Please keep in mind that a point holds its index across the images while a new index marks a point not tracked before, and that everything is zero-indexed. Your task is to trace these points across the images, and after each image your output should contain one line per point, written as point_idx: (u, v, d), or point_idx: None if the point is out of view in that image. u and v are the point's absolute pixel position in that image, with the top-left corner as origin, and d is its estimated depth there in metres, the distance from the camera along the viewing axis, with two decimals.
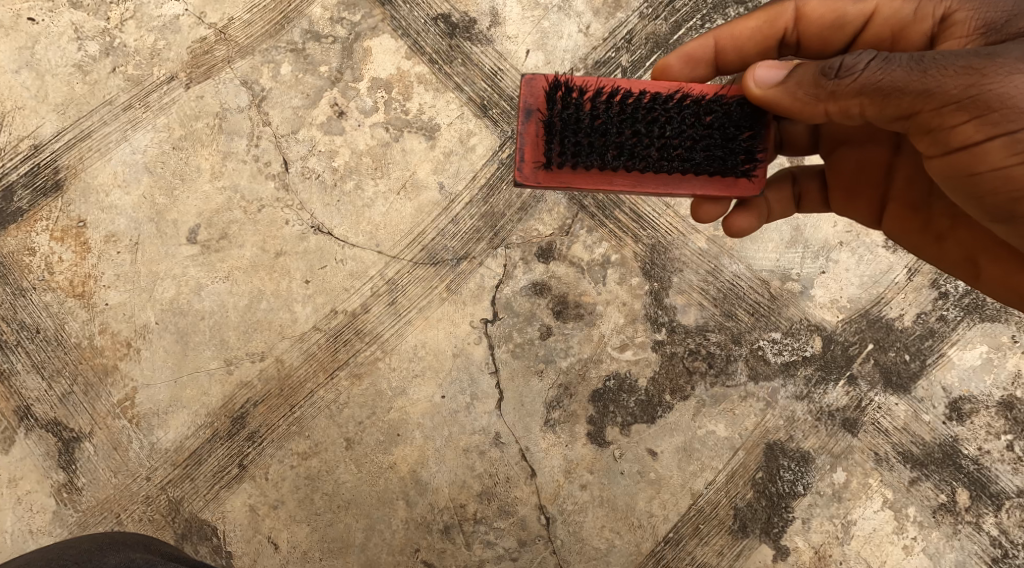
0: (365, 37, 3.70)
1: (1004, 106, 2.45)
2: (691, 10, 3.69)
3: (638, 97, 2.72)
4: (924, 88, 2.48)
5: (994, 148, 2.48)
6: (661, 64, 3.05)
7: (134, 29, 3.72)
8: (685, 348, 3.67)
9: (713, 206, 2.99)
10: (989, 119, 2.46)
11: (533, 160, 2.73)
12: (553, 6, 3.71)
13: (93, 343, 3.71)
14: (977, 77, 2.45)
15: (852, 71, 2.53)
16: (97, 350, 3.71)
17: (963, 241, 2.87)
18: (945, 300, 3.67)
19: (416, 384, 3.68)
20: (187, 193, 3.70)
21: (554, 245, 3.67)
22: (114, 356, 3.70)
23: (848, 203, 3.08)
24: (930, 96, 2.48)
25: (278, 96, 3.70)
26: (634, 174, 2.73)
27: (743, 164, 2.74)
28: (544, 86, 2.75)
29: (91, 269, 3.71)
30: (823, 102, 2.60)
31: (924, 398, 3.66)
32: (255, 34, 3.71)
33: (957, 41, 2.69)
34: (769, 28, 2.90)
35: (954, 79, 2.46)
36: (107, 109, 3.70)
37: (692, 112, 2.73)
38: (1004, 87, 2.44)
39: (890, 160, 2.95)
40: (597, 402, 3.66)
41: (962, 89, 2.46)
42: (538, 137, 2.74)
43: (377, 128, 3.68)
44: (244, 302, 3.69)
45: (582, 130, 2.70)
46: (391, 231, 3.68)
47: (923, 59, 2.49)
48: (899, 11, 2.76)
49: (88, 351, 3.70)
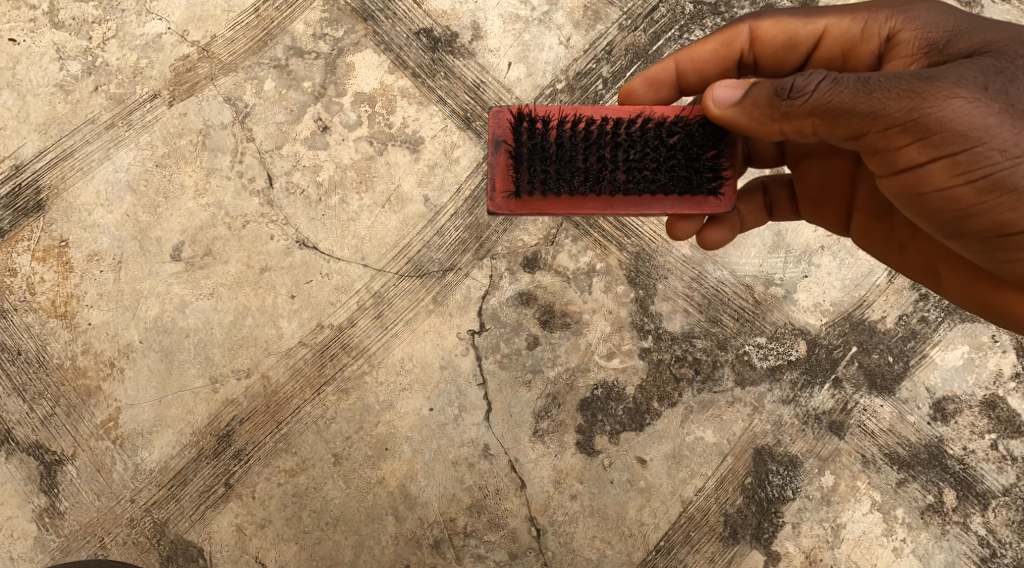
0: (348, 52, 3.62)
1: (945, 129, 2.46)
2: (668, 22, 3.60)
3: (600, 123, 2.76)
4: (870, 110, 2.49)
5: (937, 168, 2.51)
6: (626, 89, 3.11)
7: (117, 48, 3.66)
8: (672, 355, 3.69)
9: (687, 224, 3.03)
10: (931, 142, 2.48)
11: (505, 190, 2.78)
12: (534, 19, 3.62)
13: (75, 363, 3.68)
14: (918, 100, 2.46)
15: (804, 92, 2.53)
16: (80, 370, 3.68)
17: (923, 250, 2.92)
18: (925, 302, 3.70)
19: (404, 398, 3.68)
20: (171, 210, 3.69)
21: (540, 254, 3.67)
22: (98, 377, 3.68)
23: (818, 213, 3.15)
24: (876, 117, 2.50)
25: (262, 112, 3.63)
26: (604, 197, 2.77)
27: (709, 182, 2.76)
28: (510, 118, 2.80)
29: (73, 289, 3.71)
30: (777, 123, 2.62)
31: (908, 399, 3.69)
32: (238, 51, 3.63)
33: (901, 60, 2.71)
34: (726, 50, 2.95)
35: (898, 101, 2.47)
36: (89, 128, 3.66)
37: (656, 135, 2.76)
38: (944, 110, 2.45)
39: (852, 171, 2.99)
40: (585, 411, 3.67)
41: (905, 112, 2.47)
42: (507, 166, 2.79)
43: (361, 142, 3.62)
44: (229, 318, 3.69)
45: (549, 158, 2.75)
46: (377, 244, 3.66)
47: (869, 80, 2.50)
48: (847, 31, 2.79)
49: (70, 372, 3.68)
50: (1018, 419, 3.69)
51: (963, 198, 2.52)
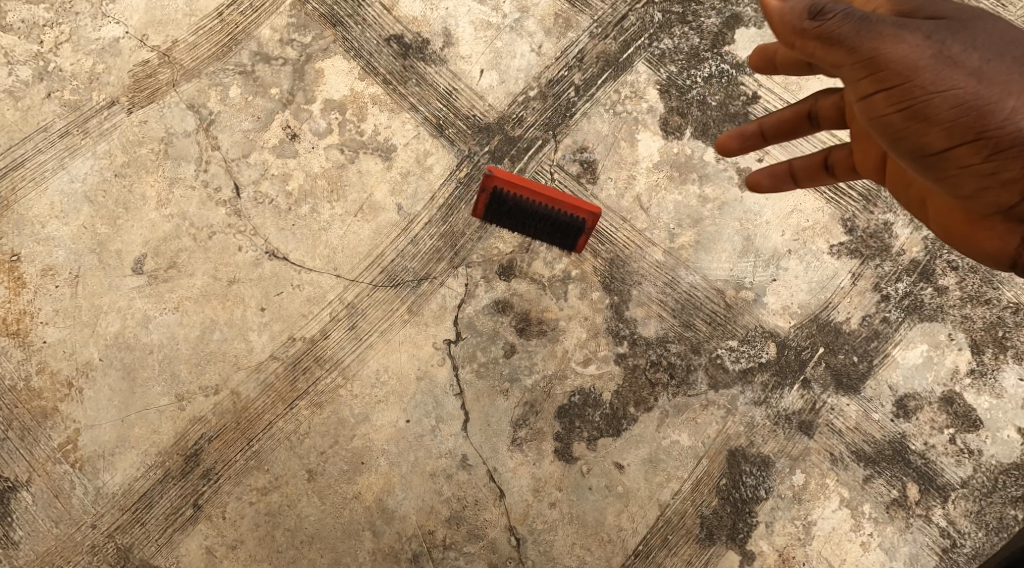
0: (317, 59, 3.52)
1: (891, 66, 2.35)
2: (638, 30, 3.54)
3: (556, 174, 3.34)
4: (827, 37, 2.37)
5: (878, 100, 2.42)
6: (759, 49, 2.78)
7: (70, 53, 3.48)
8: (647, 360, 3.70)
9: (734, 142, 2.93)
10: (874, 76, 2.39)
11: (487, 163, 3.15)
12: (506, 25, 3.56)
13: (30, 385, 3.54)
14: (870, 34, 2.35)
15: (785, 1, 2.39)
16: (34, 392, 3.54)
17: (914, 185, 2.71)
18: (886, 303, 3.73)
19: (379, 410, 3.61)
20: (131, 221, 3.54)
21: (515, 262, 3.62)
22: (54, 398, 3.54)
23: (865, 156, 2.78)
24: (832, 46, 2.38)
25: (227, 119, 3.51)
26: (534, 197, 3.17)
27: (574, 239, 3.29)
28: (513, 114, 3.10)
29: (26, 305, 3.56)
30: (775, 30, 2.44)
31: (873, 397, 3.77)
32: (201, 57, 3.50)
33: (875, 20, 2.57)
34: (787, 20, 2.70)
35: (852, 31, 2.35)
36: (42, 136, 3.49)
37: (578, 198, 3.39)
38: (892, 48, 2.35)
39: None
40: (563, 418, 3.67)
41: (857, 44, 2.36)
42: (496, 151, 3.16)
43: (332, 149, 3.53)
44: (195, 332, 3.58)
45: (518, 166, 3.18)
46: (350, 254, 3.58)
47: (838, 6, 2.36)
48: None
49: (24, 394, 3.54)
50: (975, 414, 3.76)
51: (903, 132, 2.43)
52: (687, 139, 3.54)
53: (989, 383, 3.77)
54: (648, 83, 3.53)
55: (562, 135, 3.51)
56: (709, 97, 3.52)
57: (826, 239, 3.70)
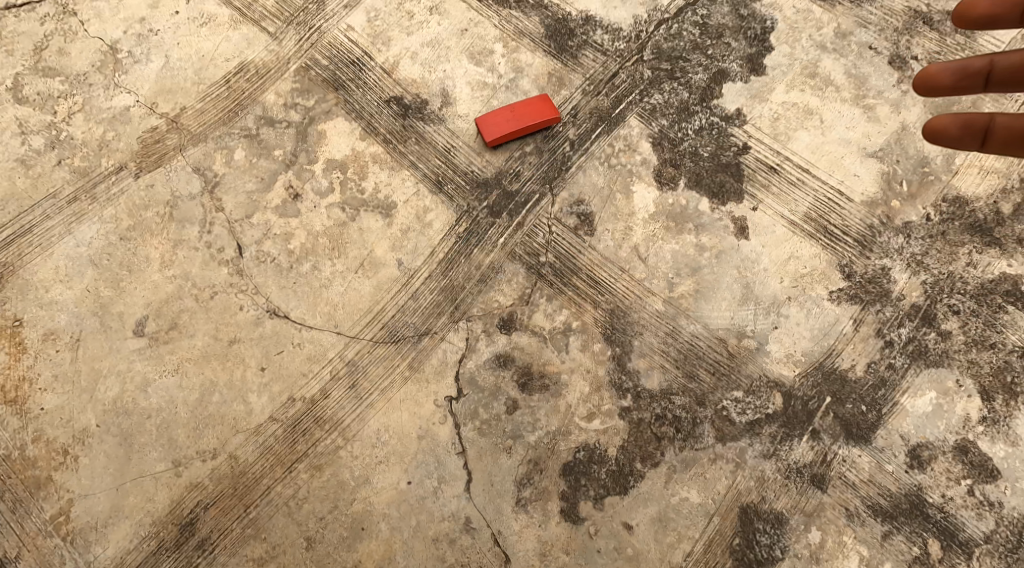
0: (319, 120, 3.62)
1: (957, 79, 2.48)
2: (629, 86, 3.63)
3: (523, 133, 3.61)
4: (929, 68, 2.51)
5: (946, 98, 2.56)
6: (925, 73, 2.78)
7: (82, 122, 3.59)
8: (651, 414, 3.63)
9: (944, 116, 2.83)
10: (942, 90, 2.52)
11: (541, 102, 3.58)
12: (502, 85, 3.64)
13: (25, 454, 3.54)
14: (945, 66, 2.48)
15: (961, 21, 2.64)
16: (30, 461, 3.53)
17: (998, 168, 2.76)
18: (891, 349, 3.65)
19: (380, 472, 3.56)
20: (135, 284, 3.59)
21: (516, 315, 3.60)
22: (49, 467, 3.53)
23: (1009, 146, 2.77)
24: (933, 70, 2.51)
25: (232, 181, 3.59)
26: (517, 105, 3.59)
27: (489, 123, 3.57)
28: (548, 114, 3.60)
29: (25, 371, 3.58)
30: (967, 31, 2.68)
31: (884, 448, 3.63)
32: (207, 122, 3.61)
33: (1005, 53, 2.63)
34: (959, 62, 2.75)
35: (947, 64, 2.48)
36: (50, 203, 3.57)
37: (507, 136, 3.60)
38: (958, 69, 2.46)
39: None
40: (568, 476, 3.59)
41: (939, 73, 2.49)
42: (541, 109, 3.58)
43: (333, 208, 3.59)
44: (195, 396, 3.58)
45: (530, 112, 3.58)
46: (350, 310, 3.60)
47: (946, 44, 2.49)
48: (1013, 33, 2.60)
49: (19, 464, 3.53)
50: (991, 463, 3.59)
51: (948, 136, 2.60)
52: (682, 190, 3.58)
53: (1003, 430, 3.60)
54: (641, 136, 3.60)
55: (559, 189, 3.60)
56: (701, 149, 3.59)
57: (826, 285, 3.62)
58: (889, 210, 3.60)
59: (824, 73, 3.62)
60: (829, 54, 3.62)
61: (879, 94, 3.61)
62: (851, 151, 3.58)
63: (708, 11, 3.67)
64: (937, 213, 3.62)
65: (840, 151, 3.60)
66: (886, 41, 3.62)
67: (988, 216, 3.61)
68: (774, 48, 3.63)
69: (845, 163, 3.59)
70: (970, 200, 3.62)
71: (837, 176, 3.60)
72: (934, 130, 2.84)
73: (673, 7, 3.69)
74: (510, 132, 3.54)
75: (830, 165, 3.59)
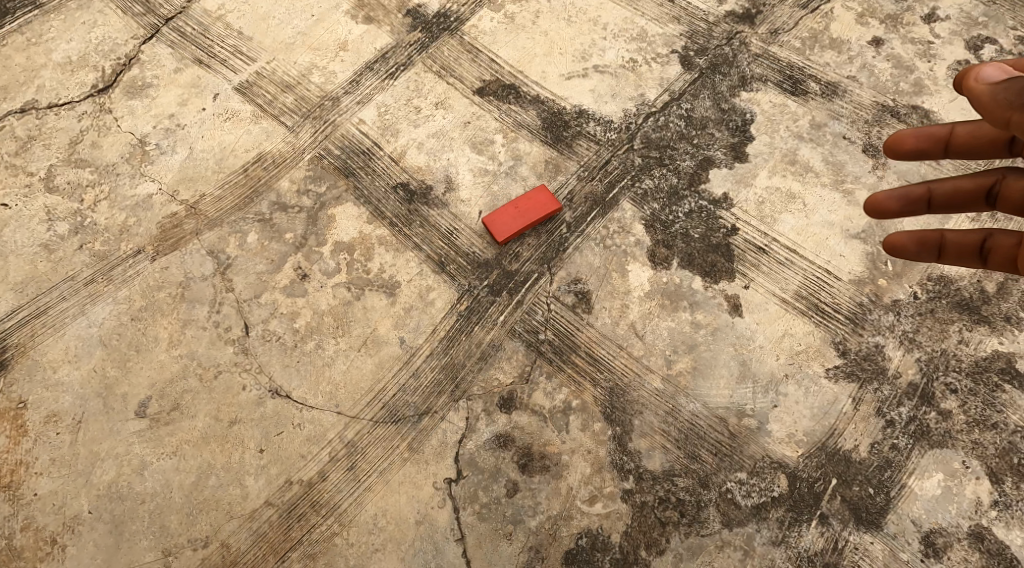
0: (330, 206, 3.84)
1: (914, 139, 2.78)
2: (621, 172, 3.87)
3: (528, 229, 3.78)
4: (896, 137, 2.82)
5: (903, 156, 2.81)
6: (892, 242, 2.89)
7: (107, 209, 3.84)
8: (655, 497, 3.50)
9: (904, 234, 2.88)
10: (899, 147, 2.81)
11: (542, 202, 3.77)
12: (502, 172, 3.88)
13: (12, 543, 3.45)
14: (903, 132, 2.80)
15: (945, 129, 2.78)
16: (16, 551, 3.45)
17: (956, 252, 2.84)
18: (893, 429, 3.53)
19: (376, 561, 3.45)
20: (141, 364, 3.65)
21: (515, 394, 3.61)
22: (35, 558, 3.44)
23: (965, 257, 2.85)
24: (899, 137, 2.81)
25: (243, 263, 3.77)
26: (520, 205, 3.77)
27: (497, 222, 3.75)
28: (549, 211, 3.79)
29: (24, 454, 3.55)
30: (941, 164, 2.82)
31: (896, 534, 3.42)
32: (224, 208, 3.84)
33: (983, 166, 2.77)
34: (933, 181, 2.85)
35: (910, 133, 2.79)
36: (68, 284, 3.73)
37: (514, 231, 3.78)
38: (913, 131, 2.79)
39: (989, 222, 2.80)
40: (571, 564, 3.44)
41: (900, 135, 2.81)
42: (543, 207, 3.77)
43: (339, 287, 3.74)
44: (191, 478, 3.53)
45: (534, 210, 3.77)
46: (351, 389, 3.63)
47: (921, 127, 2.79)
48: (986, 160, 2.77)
49: (6, 554, 3.44)
50: (1010, 552, 3.38)
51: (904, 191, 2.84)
52: (675, 269, 3.73)
53: (1018, 515, 3.41)
54: (634, 219, 3.80)
55: (557, 268, 3.75)
56: (691, 231, 3.77)
57: (822, 362, 3.61)
58: (877, 288, 3.68)
59: (803, 160, 3.84)
60: (807, 143, 3.86)
61: (856, 180, 3.80)
62: (835, 232, 3.75)
63: (691, 105, 3.94)
64: (923, 292, 3.66)
65: (825, 233, 3.75)
66: (858, 132, 3.86)
67: (974, 293, 3.64)
68: (755, 138, 3.88)
69: (830, 244, 3.73)
70: (954, 280, 3.66)
71: (824, 256, 3.72)
72: (893, 247, 2.89)
73: (659, 102, 3.96)
74: (516, 227, 3.73)
75: (816, 246, 3.73)
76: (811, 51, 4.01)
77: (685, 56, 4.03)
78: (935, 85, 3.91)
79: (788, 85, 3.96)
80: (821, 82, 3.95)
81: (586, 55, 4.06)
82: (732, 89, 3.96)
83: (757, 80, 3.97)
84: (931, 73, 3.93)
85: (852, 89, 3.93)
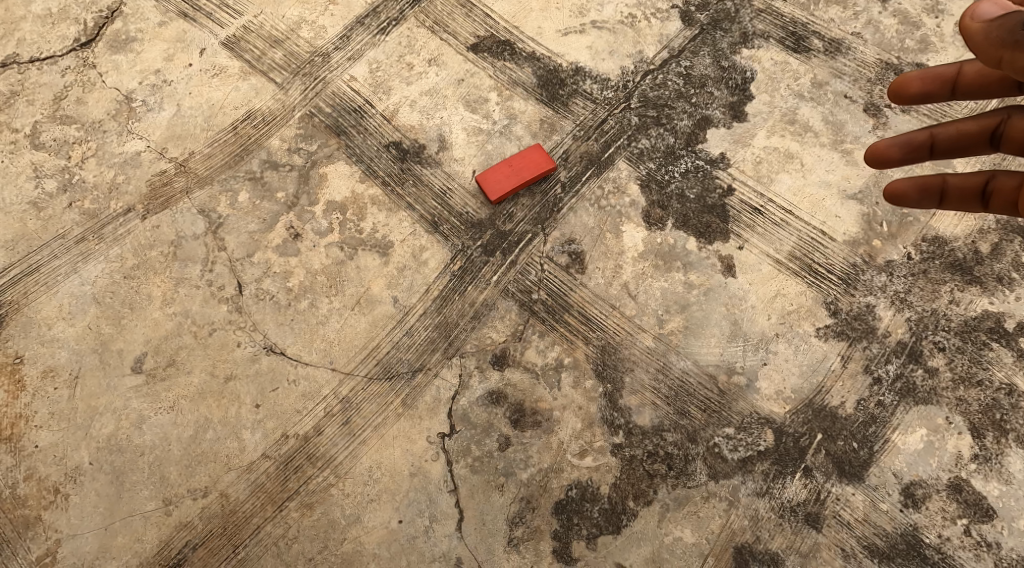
0: (322, 164, 3.81)
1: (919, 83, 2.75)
2: (617, 131, 3.83)
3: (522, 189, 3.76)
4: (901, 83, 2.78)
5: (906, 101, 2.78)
6: (893, 191, 2.88)
7: (94, 166, 3.80)
8: (644, 451, 3.59)
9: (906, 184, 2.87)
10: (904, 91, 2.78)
11: (540, 160, 3.75)
12: (495, 130, 3.84)
13: (16, 493, 3.54)
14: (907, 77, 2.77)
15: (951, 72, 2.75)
16: (20, 500, 3.53)
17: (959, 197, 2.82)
18: (880, 386, 3.60)
19: (371, 510, 3.55)
20: (135, 321, 3.67)
21: (508, 351, 3.65)
22: (38, 506, 3.53)
23: (966, 202, 2.83)
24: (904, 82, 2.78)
25: (235, 222, 3.75)
26: (517, 162, 3.74)
27: (492, 181, 3.73)
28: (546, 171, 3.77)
29: (22, 409, 3.60)
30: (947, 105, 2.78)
31: (878, 486, 3.53)
32: (214, 165, 3.80)
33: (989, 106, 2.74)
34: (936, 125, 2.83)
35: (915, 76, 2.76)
36: (59, 243, 3.73)
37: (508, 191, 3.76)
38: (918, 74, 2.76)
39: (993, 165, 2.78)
40: (561, 514, 3.55)
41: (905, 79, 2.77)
42: (540, 166, 3.75)
43: (332, 247, 3.74)
44: (189, 433, 3.59)
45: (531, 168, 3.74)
46: (345, 347, 3.66)
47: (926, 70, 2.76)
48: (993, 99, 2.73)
49: (11, 503, 3.53)
50: (986, 502, 3.49)
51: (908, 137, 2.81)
52: (669, 229, 3.73)
53: (995, 468, 3.51)
54: (629, 178, 3.78)
55: (551, 229, 3.75)
56: (687, 191, 3.76)
57: (813, 321, 3.66)
58: (870, 250, 3.70)
59: (802, 120, 3.81)
60: (807, 102, 3.82)
61: (856, 140, 3.78)
62: (831, 193, 3.75)
63: (690, 62, 3.88)
64: (917, 252, 3.68)
65: (821, 194, 3.75)
66: (860, 91, 3.82)
67: (968, 254, 3.67)
68: (754, 97, 3.83)
69: (826, 205, 3.73)
70: (948, 240, 3.68)
71: (819, 218, 3.73)
72: (894, 194, 2.87)
73: (658, 59, 3.89)
74: (513, 186, 3.71)
75: (812, 207, 3.74)
76: (815, 7, 3.93)
77: (685, 12, 3.95)
78: (941, 42, 3.85)
79: (790, 42, 3.89)
80: (824, 38, 3.88)
81: (584, 10, 3.97)
82: (733, 46, 3.89)
83: (759, 37, 3.90)
84: (936, 30, 3.87)
85: (856, 46, 3.87)
